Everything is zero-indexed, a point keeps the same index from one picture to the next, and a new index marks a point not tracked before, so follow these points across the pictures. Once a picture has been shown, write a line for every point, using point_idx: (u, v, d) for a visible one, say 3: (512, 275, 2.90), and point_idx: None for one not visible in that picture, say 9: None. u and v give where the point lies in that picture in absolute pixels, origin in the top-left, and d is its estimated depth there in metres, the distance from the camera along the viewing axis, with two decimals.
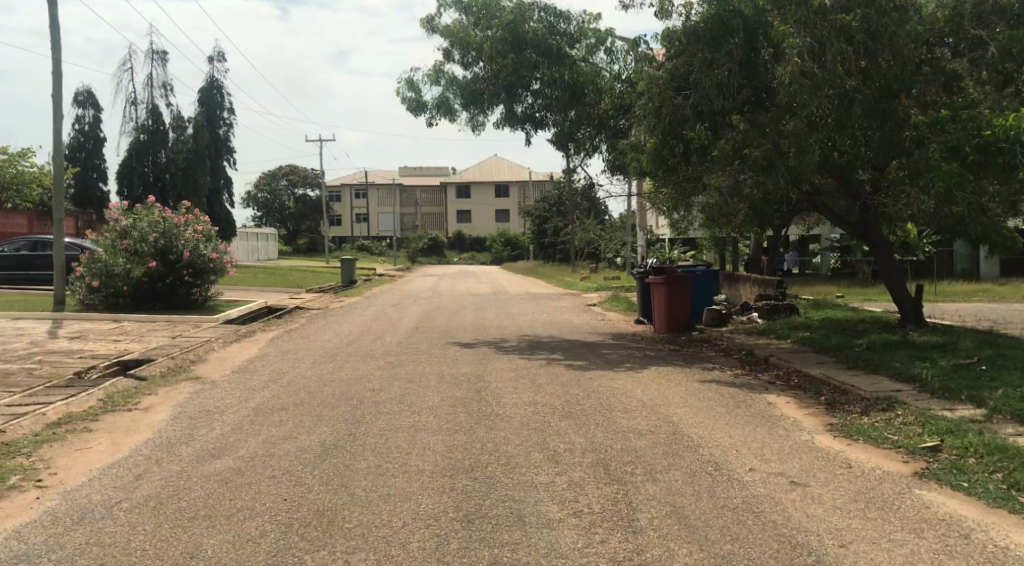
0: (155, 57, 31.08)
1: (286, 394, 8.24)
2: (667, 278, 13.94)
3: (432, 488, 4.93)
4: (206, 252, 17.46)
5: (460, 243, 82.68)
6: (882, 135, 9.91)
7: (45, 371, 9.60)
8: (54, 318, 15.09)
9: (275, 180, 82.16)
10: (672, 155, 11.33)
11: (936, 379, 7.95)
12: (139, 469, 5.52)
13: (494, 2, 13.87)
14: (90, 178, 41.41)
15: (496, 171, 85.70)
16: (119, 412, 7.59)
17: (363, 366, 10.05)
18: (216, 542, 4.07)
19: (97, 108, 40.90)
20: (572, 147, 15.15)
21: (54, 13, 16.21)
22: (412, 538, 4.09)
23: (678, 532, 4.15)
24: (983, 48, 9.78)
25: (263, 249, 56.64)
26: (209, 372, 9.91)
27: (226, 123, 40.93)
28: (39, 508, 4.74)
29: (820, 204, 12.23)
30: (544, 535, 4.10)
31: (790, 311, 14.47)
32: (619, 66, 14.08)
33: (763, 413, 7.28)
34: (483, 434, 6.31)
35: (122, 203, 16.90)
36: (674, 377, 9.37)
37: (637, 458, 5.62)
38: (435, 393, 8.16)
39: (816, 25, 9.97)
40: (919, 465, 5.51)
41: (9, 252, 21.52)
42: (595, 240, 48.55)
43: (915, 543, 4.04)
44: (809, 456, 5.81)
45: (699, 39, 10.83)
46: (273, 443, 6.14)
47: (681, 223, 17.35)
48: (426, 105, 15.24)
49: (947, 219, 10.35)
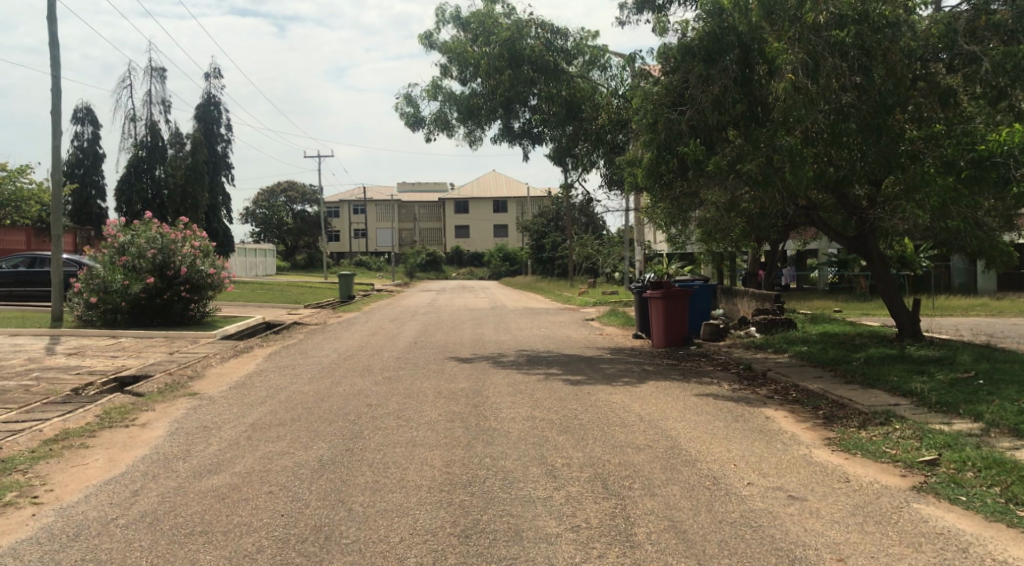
0: (155, 74, 31.18)
1: (283, 410, 8.20)
2: (664, 291, 14.01)
3: (430, 504, 4.92)
4: (203, 268, 17.55)
5: (460, 259, 82.73)
6: (878, 151, 9.93)
7: (42, 389, 9.52)
8: (51, 334, 15.04)
9: (274, 196, 82.02)
10: (668, 168, 11.44)
11: (933, 393, 7.95)
12: (136, 486, 5.50)
13: (492, 18, 13.91)
14: (88, 194, 41.71)
15: (496, 186, 86.17)
16: (116, 429, 7.55)
17: (362, 381, 10.02)
18: (212, 559, 4.06)
19: (95, 124, 41.16)
20: (570, 163, 15.15)
21: (54, 31, 16.32)
22: (409, 554, 4.08)
23: (676, 548, 4.15)
24: (976, 63, 9.92)
25: (261, 264, 56.75)
26: (206, 388, 9.89)
27: (225, 140, 41.22)
28: (34, 524, 4.72)
29: (816, 217, 12.29)
30: (543, 551, 4.09)
31: (787, 324, 14.45)
32: (617, 82, 14.23)
33: (762, 427, 7.28)
34: (480, 450, 6.30)
35: (120, 220, 16.95)
36: (673, 391, 9.35)
37: (635, 473, 5.62)
38: (433, 408, 8.16)
39: (810, 41, 9.95)
40: (917, 480, 5.49)
41: (7, 268, 21.56)
42: (593, 254, 48.82)
43: (912, 556, 4.04)
44: (807, 471, 5.78)
45: (694, 55, 10.94)
46: (270, 459, 6.13)
47: (679, 238, 17.50)
48: (423, 121, 15.34)
49: (945, 230, 10.39)
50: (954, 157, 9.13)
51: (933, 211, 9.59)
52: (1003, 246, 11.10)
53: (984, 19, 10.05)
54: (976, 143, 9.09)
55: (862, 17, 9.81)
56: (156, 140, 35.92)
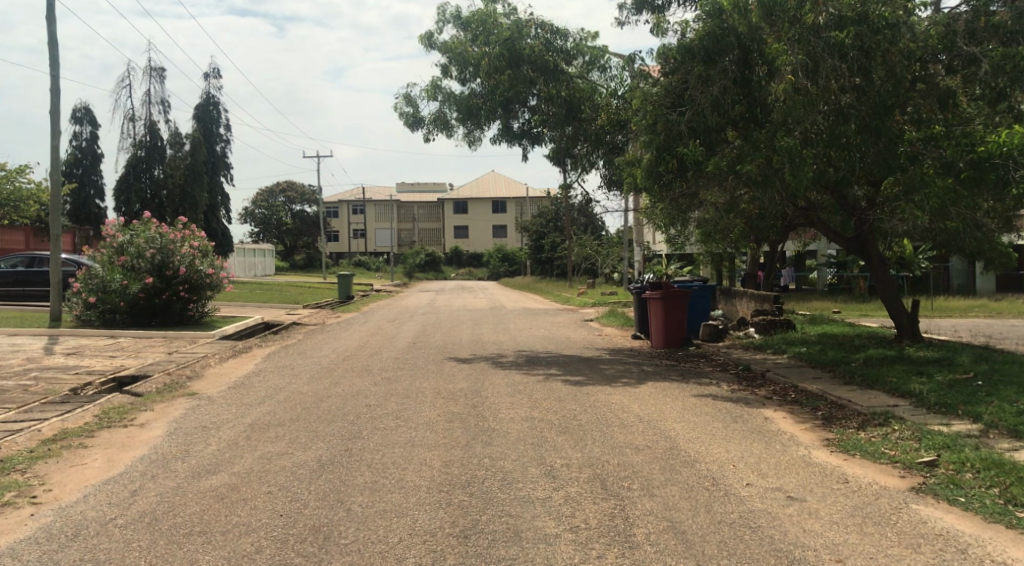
0: (155, 74, 31.19)
1: (282, 410, 8.19)
2: (664, 291, 14.01)
3: (429, 504, 4.92)
4: (203, 268, 17.52)
5: (458, 259, 82.08)
6: (877, 152, 9.94)
7: (41, 389, 9.51)
8: (50, 334, 15.01)
9: (273, 196, 81.94)
10: (667, 169, 11.46)
11: (932, 394, 7.95)
12: (134, 486, 5.49)
13: (492, 18, 13.90)
14: (87, 194, 41.73)
15: (496, 187, 86.16)
16: (114, 429, 7.54)
17: (360, 382, 10.00)
18: (210, 559, 4.05)
19: (94, 124, 41.17)
20: (569, 164, 15.18)
21: (54, 30, 16.33)
22: (408, 555, 4.07)
23: (675, 549, 4.15)
24: (976, 65, 9.98)
25: (260, 265, 56.69)
26: (205, 388, 9.88)
27: (224, 140, 41.21)
28: (32, 524, 4.71)
29: (815, 218, 12.31)
30: (542, 552, 4.09)
31: (787, 325, 14.49)
32: (616, 83, 14.22)
33: (761, 429, 7.26)
34: (479, 451, 6.30)
35: (119, 220, 16.95)
36: (672, 392, 9.34)
37: (634, 473, 5.62)
38: (431, 408, 8.15)
39: (810, 42, 9.95)
40: (916, 481, 5.50)
41: (6, 268, 21.57)
42: (592, 255, 48.84)
43: (911, 557, 4.05)
44: (806, 471, 5.78)
45: (694, 56, 10.93)
46: (269, 460, 6.12)
47: (678, 239, 17.51)
48: (423, 121, 15.35)
49: (944, 231, 10.41)
50: (954, 157, 9.20)
51: (933, 212, 9.60)
52: (1001, 247, 11.13)
53: (984, 20, 10.07)
54: (975, 145, 9.14)
55: (862, 18, 9.79)
56: (156, 140, 35.90)
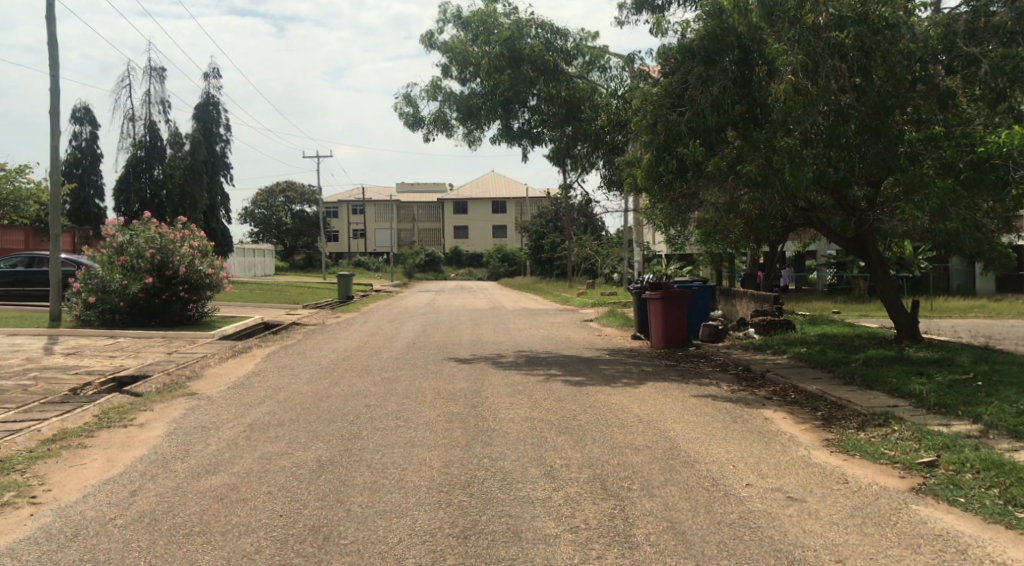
0: (155, 74, 31.17)
1: (282, 411, 8.18)
2: (664, 291, 14.01)
3: (429, 504, 4.92)
4: (202, 268, 17.51)
5: (458, 259, 81.98)
6: (877, 152, 9.94)
7: (41, 389, 9.50)
8: (49, 334, 15.00)
9: (273, 196, 81.90)
10: (667, 169, 11.46)
11: (932, 395, 7.95)
12: (133, 486, 5.49)
13: (492, 18, 13.90)
14: (86, 194, 41.75)
15: (496, 187, 86.16)
16: (114, 429, 7.53)
17: (360, 382, 9.99)
18: (210, 559, 4.05)
19: (94, 124, 41.18)
20: (569, 164, 15.21)
21: (54, 30, 16.33)
22: (408, 555, 4.07)
23: (675, 549, 4.14)
24: (976, 65, 9.97)
25: (259, 265, 56.65)
26: (205, 388, 9.87)
27: (224, 140, 41.21)
28: (31, 525, 4.71)
29: (815, 218, 12.31)
30: (542, 552, 4.09)
31: (786, 325, 14.49)
32: (616, 83, 14.21)
33: (760, 429, 7.26)
34: (478, 451, 6.29)
35: (119, 220, 16.95)
36: (672, 393, 9.33)
37: (634, 474, 5.62)
38: (431, 408, 8.14)
39: (810, 42, 9.94)
40: (916, 481, 5.50)
41: (5, 268, 21.58)
42: (592, 255, 48.82)
43: (911, 558, 4.05)
44: (806, 471, 5.79)
45: (694, 56, 10.93)
46: (269, 460, 6.12)
47: (678, 239, 17.53)
48: (423, 121, 15.35)
49: (943, 231, 10.41)
50: (954, 157, 9.19)
51: (932, 212, 9.60)
52: (1001, 248, 11.13)
53: (984, 20, 10.07)
54: (975, 145, 9.14)
55: (862, 18, 9.78)
56: (155, 140, 35.91)
